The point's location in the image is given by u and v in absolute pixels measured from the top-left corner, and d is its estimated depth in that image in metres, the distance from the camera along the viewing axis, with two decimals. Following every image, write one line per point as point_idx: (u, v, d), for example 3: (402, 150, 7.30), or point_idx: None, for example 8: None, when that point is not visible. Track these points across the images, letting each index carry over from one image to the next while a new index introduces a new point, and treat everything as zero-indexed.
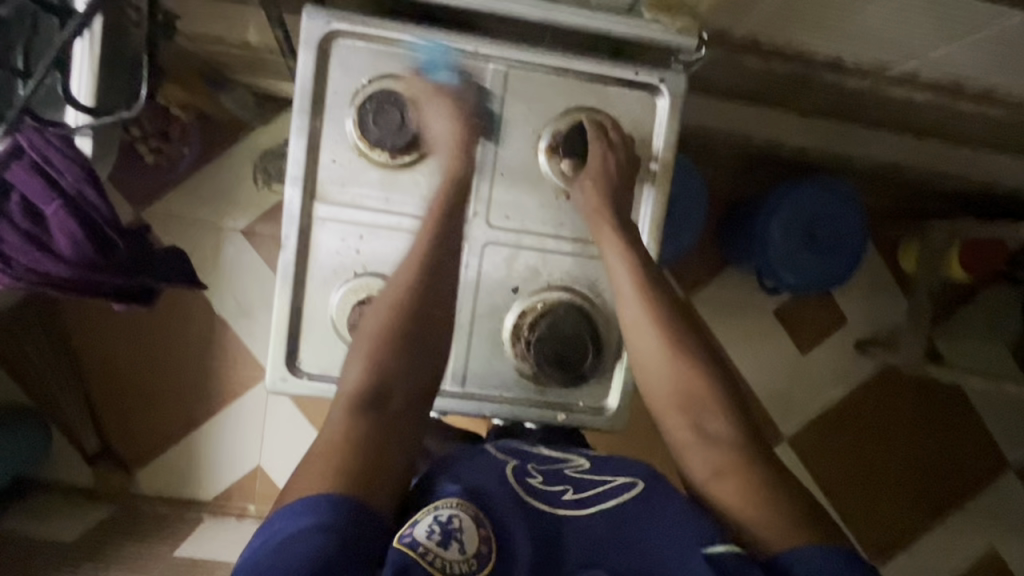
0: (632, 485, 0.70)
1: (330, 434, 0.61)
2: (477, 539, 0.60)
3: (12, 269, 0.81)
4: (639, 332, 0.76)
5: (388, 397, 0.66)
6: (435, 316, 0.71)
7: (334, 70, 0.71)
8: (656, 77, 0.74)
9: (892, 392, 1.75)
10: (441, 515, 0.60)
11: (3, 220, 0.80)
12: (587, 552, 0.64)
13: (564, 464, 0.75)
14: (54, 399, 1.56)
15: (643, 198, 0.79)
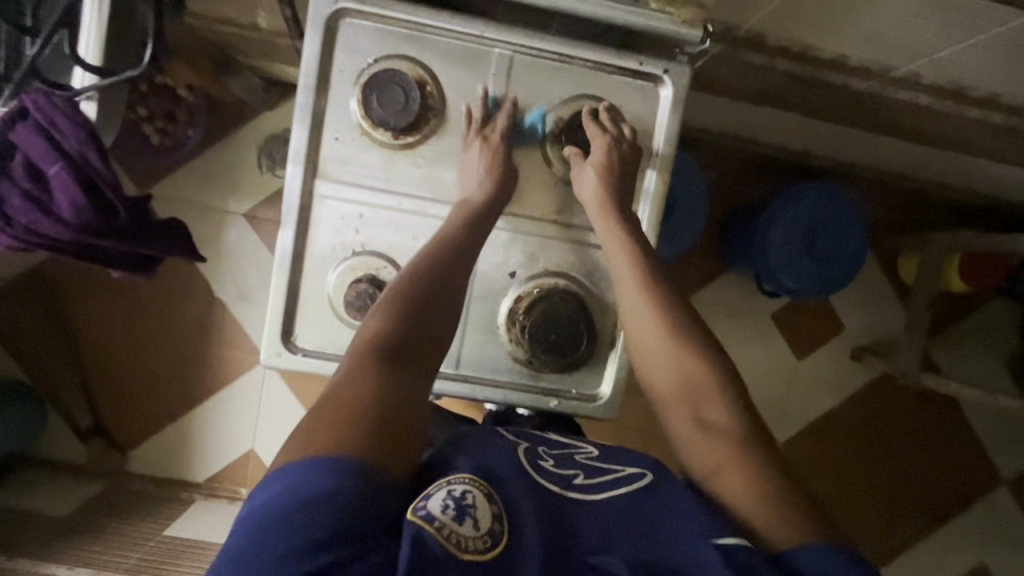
0: (641, 476, 0.70)
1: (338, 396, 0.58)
2: (490, 516, 0.58)
3: (13, 228, 0.82)
4: (640, 323, 0.75)
5: (404, 359, 0.64)
6: (451, 285, 0.70)
7: (340, 49, 0.71)
8: (660, 67, 0.74)
9: (888, 401, 1.75)
10: (455, 490, 0.58)
11: (8, 181, 0.81)
12: (597, 532, 0.62)
13: (574, 451, 0.75)
14: (49, 374, 1.55)
15: (642, 187, 0.79)
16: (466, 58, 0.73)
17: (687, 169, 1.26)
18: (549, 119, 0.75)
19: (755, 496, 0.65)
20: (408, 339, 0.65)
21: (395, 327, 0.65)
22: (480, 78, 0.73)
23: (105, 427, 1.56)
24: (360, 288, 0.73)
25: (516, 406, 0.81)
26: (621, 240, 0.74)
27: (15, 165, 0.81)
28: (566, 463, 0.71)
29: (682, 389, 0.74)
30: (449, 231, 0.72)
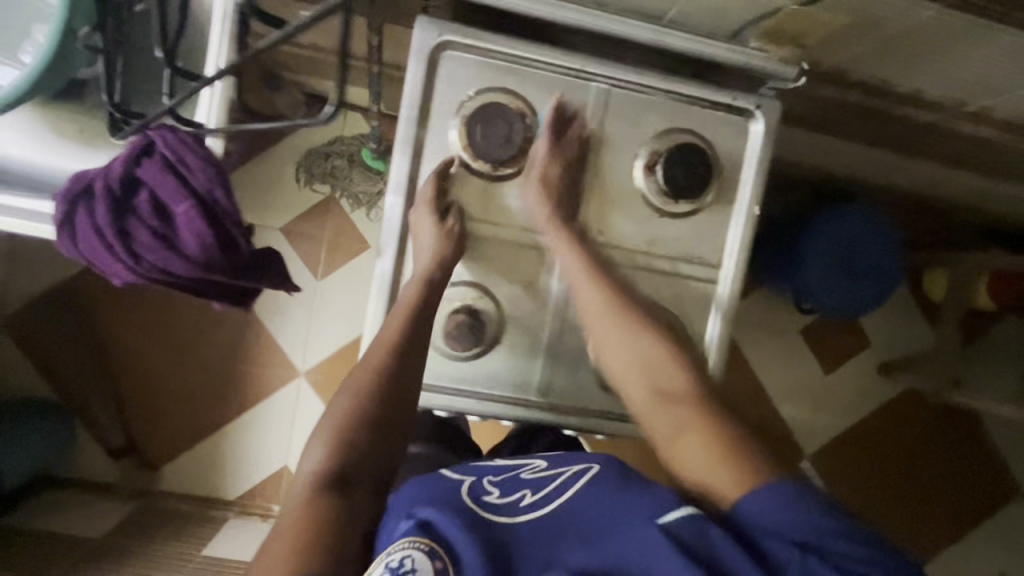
0: (588, 469, 0.68)
1: (291, 522, 0.62)
2: (433, 573, 0.56)
3: (140, 265, 0.80)
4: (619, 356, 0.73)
5: (351, 481, 0.66)
6: (401, 385, 0.71)
7: (440, 80, 0.72)
8: (753, 102, 0.76)
9: (914, 416, 1.75)
10: (392, 561, 0.56)
11: (133, 218, 0.79)
12: (549, 550, 0.60)
13: (520, 468, 0.72)
14: (80, 391, 1.50)
15: (733, 218, 0.78)
16: (563, 91, 0.74)
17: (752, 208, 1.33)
18: (644, 153, 0.75)
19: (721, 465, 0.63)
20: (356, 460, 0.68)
21: (344, 440, 0.68)
22: (577, 112, 0.74)
23: (137, 446, 1.53)
24: (458, 318, 0.74)
25: (598, 433, 0.82)
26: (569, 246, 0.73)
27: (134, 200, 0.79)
28: (511, 487, 0.68)
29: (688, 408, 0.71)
30: (391, 329, 0.71)
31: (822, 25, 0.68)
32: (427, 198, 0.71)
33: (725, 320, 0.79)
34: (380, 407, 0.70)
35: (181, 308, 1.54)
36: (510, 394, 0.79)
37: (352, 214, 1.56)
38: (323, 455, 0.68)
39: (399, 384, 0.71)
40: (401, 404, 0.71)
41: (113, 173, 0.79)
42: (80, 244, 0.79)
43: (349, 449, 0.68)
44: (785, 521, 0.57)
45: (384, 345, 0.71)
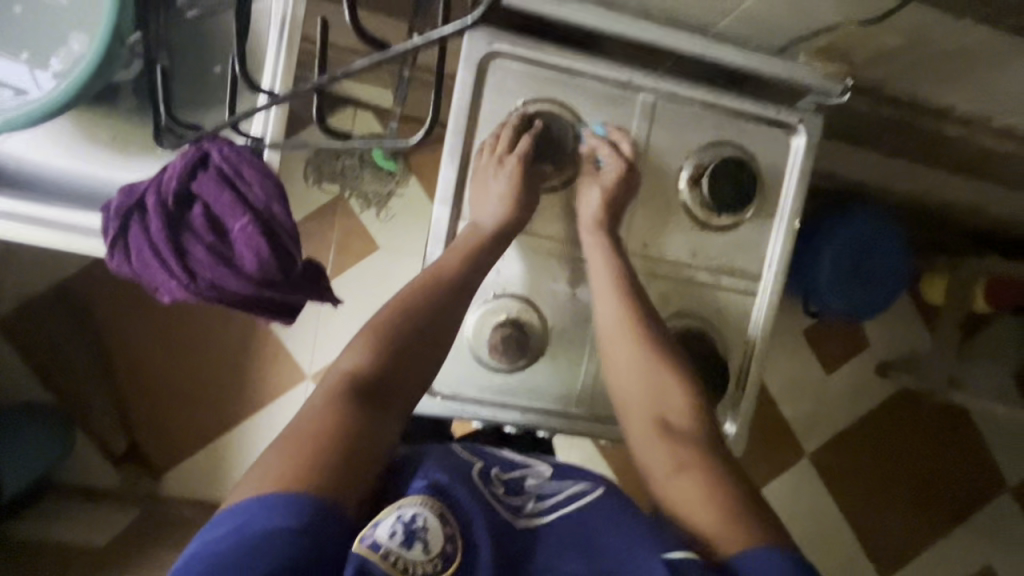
0: (593, 490, 0.68)
1: (313, 419, 0.59)
2: (442, 538, 0.58)
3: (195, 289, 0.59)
4: (628, 367, 0.74)
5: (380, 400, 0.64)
6: (448, 315, 0.70)
7: (489, 90, 0.72)
8: (797, 116, 0.77)
9: (908, 414, 1.80)
10: (404, 515, 0.58)
11: (183, 237, 0.58)
12: (549, 553, 0.62)
13: (527, 471, 0.71)
14: (77, 395, 1.42)
15: (773, 230, 0.79)
16: (610, 102, 0.74)
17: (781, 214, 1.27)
18: (688, 166, 0.76)
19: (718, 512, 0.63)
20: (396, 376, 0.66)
21: (379, 362, 0.66)
22: (623, 124, 0.75)
23: (140, 452, 1.43)
24: (503, 331, 0.75)
25: None
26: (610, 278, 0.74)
27: (189, 216, 0.58)
28: (518, 487, 0.68)
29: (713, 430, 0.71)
30: (448, 262, 0.71)
31: (877, 45, 0.69)
32: (512, 175, 0.71)
33: (762, 330, 0.80)
34: (422, 337, 0.69)
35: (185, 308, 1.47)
36: (551, 404, 0.80)
37: (361, 214, 1.46)
38: (358, 359, 0.66)
39: (443, 313, 0.70)
40: (441, 338, 0.70)
41: (168, 182, 0.58)
42: (131, 263, 0.60)
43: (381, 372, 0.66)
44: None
45: (431, 279, 0.71)
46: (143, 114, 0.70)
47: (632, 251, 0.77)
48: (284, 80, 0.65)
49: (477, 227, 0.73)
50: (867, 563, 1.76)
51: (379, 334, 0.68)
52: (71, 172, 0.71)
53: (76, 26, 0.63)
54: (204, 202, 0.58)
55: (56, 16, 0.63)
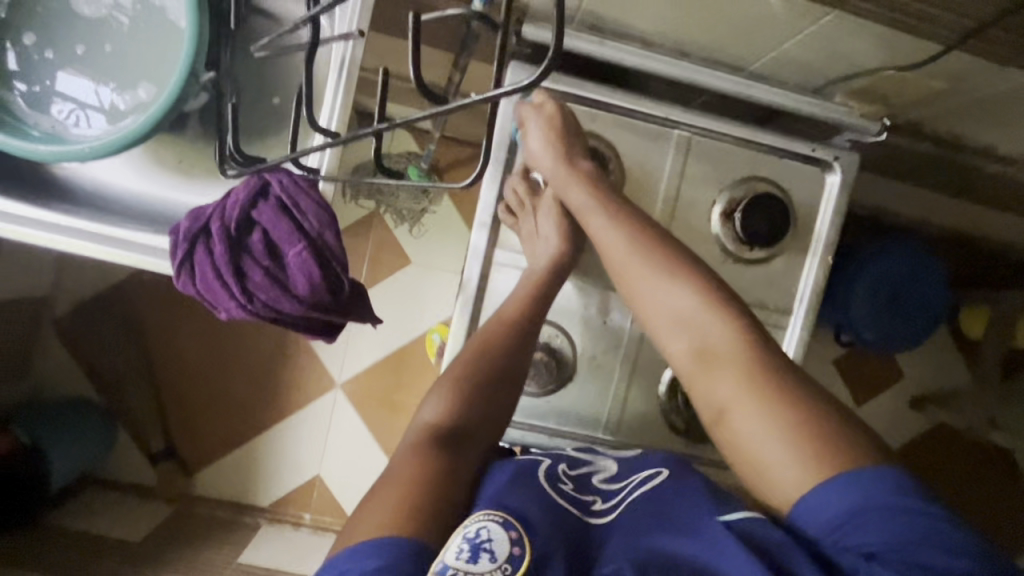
0: (655, 475, 0.65)
1: (406, 467, 0.61)
2: (508, 543, 0.54)
3: (252, 305, 0.63)
4: (648, 286, 0.69)
5: (461, 445, 0.66)
6: (515, 362, 0.73)
7: (527, 124, 0.76)
8: (832, 154, 0.77)
9: (952, 452, 1.62)
10: (469, 531, 0.54)
11: (244, 259, 0.62)
12: (628, 548, 0.57)
13: (591, 469, 0.69)
14: (121, 392, 1.49)
15: (807, 264, 0.79)
16: (646, 136, 0.76)
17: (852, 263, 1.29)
18: (722, 199, 0.77)
19: (789, 445, 0.57)
20: (474, 423, 0.69)
21: (459, 410, 0.69)
22: (658, 158, 0.77)
23: (176, 451, 1.50)
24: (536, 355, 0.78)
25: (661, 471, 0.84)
26: (608, 223, 0.70)
27: (248, 242, 0.62)
28: (585, 486, 0.66)
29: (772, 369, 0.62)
30: (515, 306, 0.74)
31: (918, 89, 0.70)
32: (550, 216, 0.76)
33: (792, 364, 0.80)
34: (493, 381, 0.71)
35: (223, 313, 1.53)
36: (579, 428, 0.82)
37: (394, 228, 1.51)
38: (440, 409, 0.69)
39: (513, 359, 0.72)
40: (507, 381, 0.72)
41: (231, 210, 0.62)
42: (195, 283, 0.63)
43: (461, 421, 0.68)
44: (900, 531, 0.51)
45: (502, 324, 0.73)
46: (206, 139, 0.76)
47: None
48: (340, 118, 0.68)
49: (534, 267, 0.76)
50: None
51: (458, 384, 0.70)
52: (139, 192, 0.76)
53: (156, 61, 0.69)
54: (264, 229, 0.62)
55: (143, 51, 0.69)
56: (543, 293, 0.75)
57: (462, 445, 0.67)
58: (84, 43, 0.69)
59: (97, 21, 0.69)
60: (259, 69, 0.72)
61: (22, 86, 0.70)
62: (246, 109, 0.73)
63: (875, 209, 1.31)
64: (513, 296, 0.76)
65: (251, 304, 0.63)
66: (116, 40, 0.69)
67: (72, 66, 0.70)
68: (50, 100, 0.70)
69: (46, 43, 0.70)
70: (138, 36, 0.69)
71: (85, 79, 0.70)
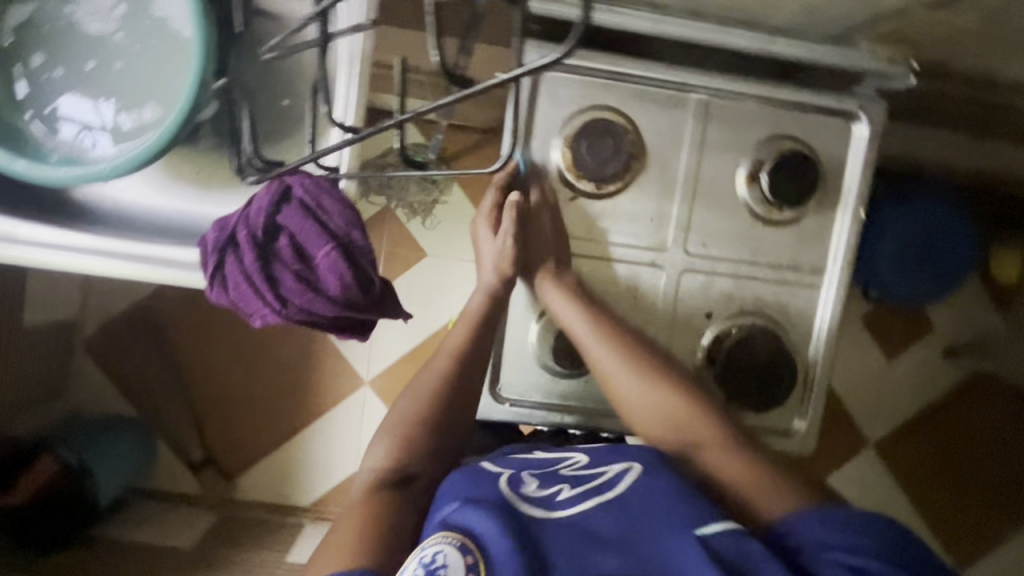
0: (630, 470, 0.63)
1: (354, 513, 0.65)
2: (464, 569, 0.53)
3: (286, 311, 0.63)
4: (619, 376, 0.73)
5: (408, 483, 0.69)
6: (466, 385, 0.76)
7: (542, 101, 0.73)
8: (857, 104, 0.74)
9: (988, 400, 1.58)
10: (426, 556, 0.55)
11: (274, 265, 0.62)
12: (581, 552, 0.55)
13: (561, 466, 0.68)
14: (157, 407, 1.51)
15: (838, 219, 0.77)
16: (664, 103, 0.74)
17: (879, 217, 1.25)
18: (747, 161, 0.75)
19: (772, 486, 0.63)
20: (423, 460, 0.72)
21: (405, 452, 0.72)
22: (678, 124, 0.75)
23: (216, 460, 1.53)
24: (567, 338, 0.77)
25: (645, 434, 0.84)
26: (589, 324, 0.74)
27: (277, 247, 0.62)
28: (550, 481, 0.64)
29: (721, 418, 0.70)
30: (456, 340, 0.77)
31: (947, 27, 0.67)
32: (507, 252, 0.78)
33: (830, 322, 0.78)
34: (444, 422, 0.75)
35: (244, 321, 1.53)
36: (616, 407, 0.81)
37: (407, 222, 1.50)
38: (386, 453, 0.72)
39: (458, 392, 0.76)
40: (455, 419, 0.76)
41: (256, 217, 0.62)
42: (228, 293, 0.63)
43: (408, 462, 0.72)
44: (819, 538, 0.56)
45: (444, 358, 0.77)
46: (221, 148, 0.75)
47: (691, 251, 0.77)
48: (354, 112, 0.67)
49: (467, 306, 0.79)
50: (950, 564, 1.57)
51: (404, 429, 0.74)
52: (159, 208, 0.76)
53: (166, 73, 0.68)
54: (290, 233, 0.62)
55: (150, 62, 0.68)
56: (485, 311, 0.78)
57: (407, 482, 0.70)
58: (94, 58, 0.69)
59: (104, 38, 0.68)
60: (267, 70, 0.71)
61: (35, 111, 0.70)
62: (259, 115, 0.72)
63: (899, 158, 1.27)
64: (456, 329, 0.78)
65: (285, 309, 0.62)
66: (124, 55, 0.68)
67: (82, 82, 0.69)
68: (64, 120, 0.70)
69: (54, 61, 0.69)
70: (144, 49, 0.68)
71: (98, 97, 0.69)
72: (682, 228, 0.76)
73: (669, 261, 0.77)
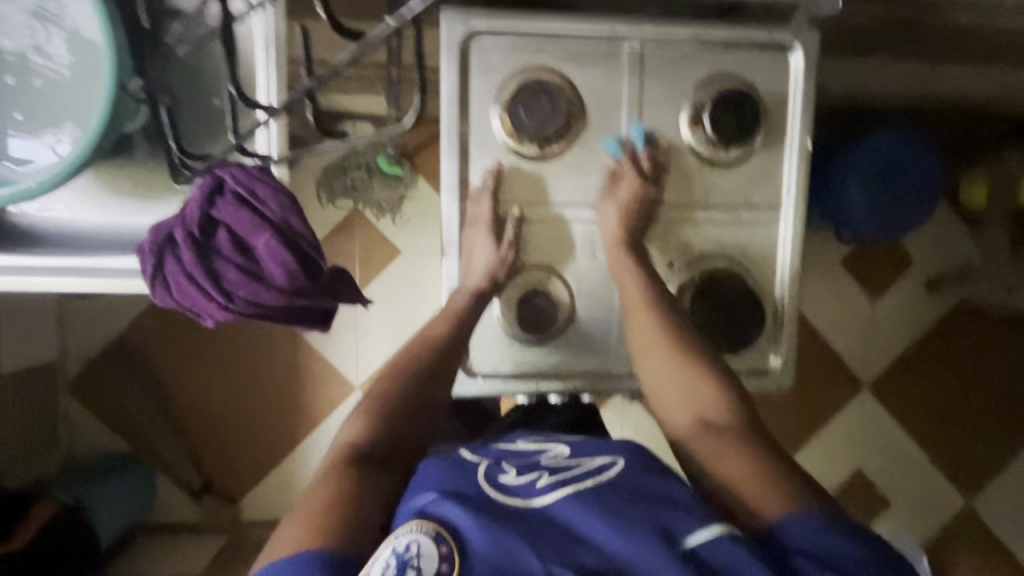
0: (612, 465, 0.62)
1: (323, 486, 0.60)
2: (437, 559, 0.51)
3: (233, 304, 0.62)
4: (646, 354, 0.71)
5: (383, 457, 0.65)
6: (441, 366, 0.74)
7: (474, 71, 0.73)
8: (791, 34, 0.74)
9: (975, 328, 1.58)
10: (399, 546, 0.52)
11: (216, 260, 0.61)
12: (558, 542, 0.53)
13: (541, 455, 0.67)
14: (148, 437, 1.49)
15: (786, 153, 0.77)
16: (596, 58, 0.74)
17: (844, 154, 1.24)
18: (687, 106, 0.75)
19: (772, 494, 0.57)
20: (397, 432, 0.69)
21: (378, 426, 0.68)
22: (615, 77, 0.74)
23: (215, 483, 1.51)
24: (532, 304, 0.78)
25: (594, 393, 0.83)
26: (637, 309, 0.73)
27: (216, 241, 0.62)
28: (529, 468, 0.63)
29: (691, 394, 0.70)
30: (435, 330, 0.76)
31: None
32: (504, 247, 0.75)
33: (791, 258, 0.78)
34: (415, 402, 0.71)
35: (219, 339, 1.49)
36: (591, 368, 0.81)
37: (376, 224, 1.45)
38: (358, 426, 0.68)
39: (430, 370, 0.74)
40: (430, 409, 0.73)
41: (190, 215, 0.62)
42: (171, 293, 0.63)
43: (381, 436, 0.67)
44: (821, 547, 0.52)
45: (416, 348, 0.76)
46: (156, 156, 0.75)
47: (644, 203, 0.77)
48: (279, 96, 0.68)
49: None
50: (956, 493, 1.58)
51: (375, 406, 0.70)
52: (106, 226, 0.75)
53: (87, 85, 0.67)
54: (228, 226, 0.62)
55: (70, 78, 0.67)
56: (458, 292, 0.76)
57: (381, 457, 0.65)
58: (13, 75, 0.67)
59: (21, 56, 0.67)
60: (189, 68, 0.71)
61: None
62: (193, 116, 0.72)
63: (853, 94, 1.27)
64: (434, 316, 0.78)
65: (232, 303, 0.62)
66: (42, 72, 0.67)
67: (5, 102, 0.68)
68: None
69: None
70: (62, 64, 0.67)
71: (23, 118, 0.68)
72: (639, 180, 0.74)
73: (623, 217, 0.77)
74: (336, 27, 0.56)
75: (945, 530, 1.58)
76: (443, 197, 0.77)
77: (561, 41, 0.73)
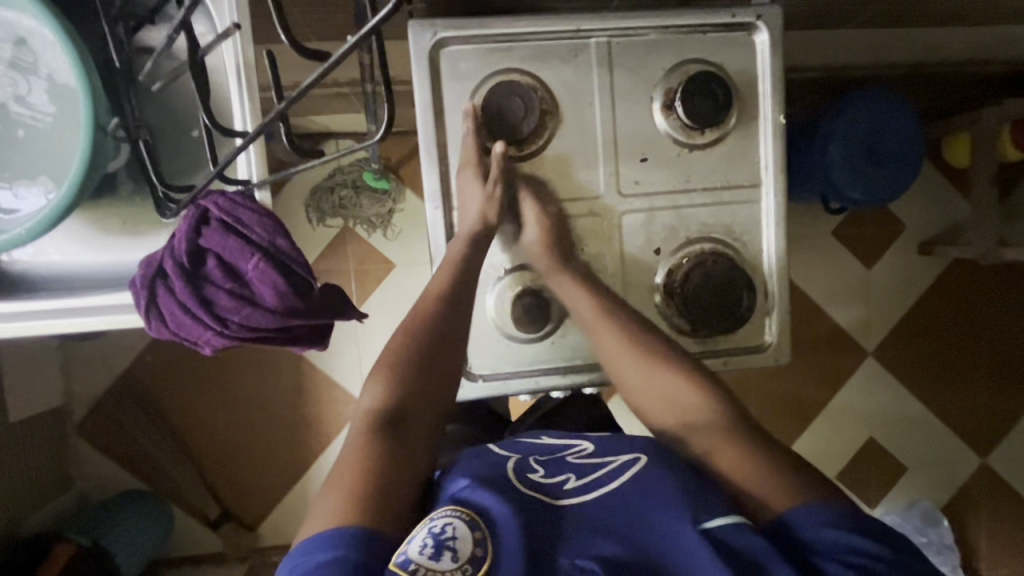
0: (635, 460, 0.62)
1: (352, 458, 0.59)
2: (472, 542, 0.51)
3: (228, 328, 0.64)
4: (619, 358, 0.73)
5: (405, 425, 0.64)
6: (452, 336, 0.72)
7: (446, 78, 0.74)
8: (754, 14, 0.75)
9: (972, 286, 1.58)
10: (435, 526, 0.52)
11: (208, 288, 0.64)
12: (583, 537, 0.53)
13: (565, 452, 0.67)
14: (161, 472, 1.50)
15: (761, 130, 0.78)
16: (565, 55, 0.75)
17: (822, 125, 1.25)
18: (659, 92, 0.76)
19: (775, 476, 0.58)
20: (417, 397, 0.66)
21: (398, 391, 0.66)
22: (585, 71, 0.75)
23: (233, 513, 1.51)
24: (525, 302, 0.78)
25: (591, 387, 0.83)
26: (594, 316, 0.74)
27: (206, 269, 0.64)
28: (557, 467, 0.63)
29: (692, 376, 0.70)
30: (439, 281, 0.73)
31: None
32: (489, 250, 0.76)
33: (776, 233, 0.79)
34: (431, 365, 0.69)
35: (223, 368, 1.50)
36: (589, 360, 0.81)
37: (368, 239, 1.46)
38: (379, 390, 0.66)
39: (445, 331, 0.71)
40: (448, 374, 0.70)
41: (180, 245, 0.64)
42: (166, 324, 0.64)
43: (401, 401, 0.65)
44: (831, 540, 0.52)
45: (425, 314, 0.72)
46: (142, 193, 0.76)
47: (626, 193, 0.78)
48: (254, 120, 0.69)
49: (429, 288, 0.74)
50: (969, 453, 1.58)
51: (391, 367, 0.67)
52: (101, 266, 0.77)
53: (67, 129, 0.68)
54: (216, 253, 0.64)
55: (49, 123, 0.68)
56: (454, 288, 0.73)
57: (403, 424, 0.64)
58: None
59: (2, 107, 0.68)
60: (163, 102, 0.74)
61: None
62: (176, 151, 0.75)
63: (825, 67, 1.28)
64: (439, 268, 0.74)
65: (227, 328, 0.64)
66: (24, 121, 0.68)
67: None
68: None
69: None
70: (41, 110, 0.68)
71: (10, 166, 0.69)
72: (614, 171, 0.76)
73: (607, 210, 0.78)
74: (296, 43, 0.56)
75: (962, 492, 1.58)
76: (428, 206, 0.78)
77: (528, 43, 0.74)
